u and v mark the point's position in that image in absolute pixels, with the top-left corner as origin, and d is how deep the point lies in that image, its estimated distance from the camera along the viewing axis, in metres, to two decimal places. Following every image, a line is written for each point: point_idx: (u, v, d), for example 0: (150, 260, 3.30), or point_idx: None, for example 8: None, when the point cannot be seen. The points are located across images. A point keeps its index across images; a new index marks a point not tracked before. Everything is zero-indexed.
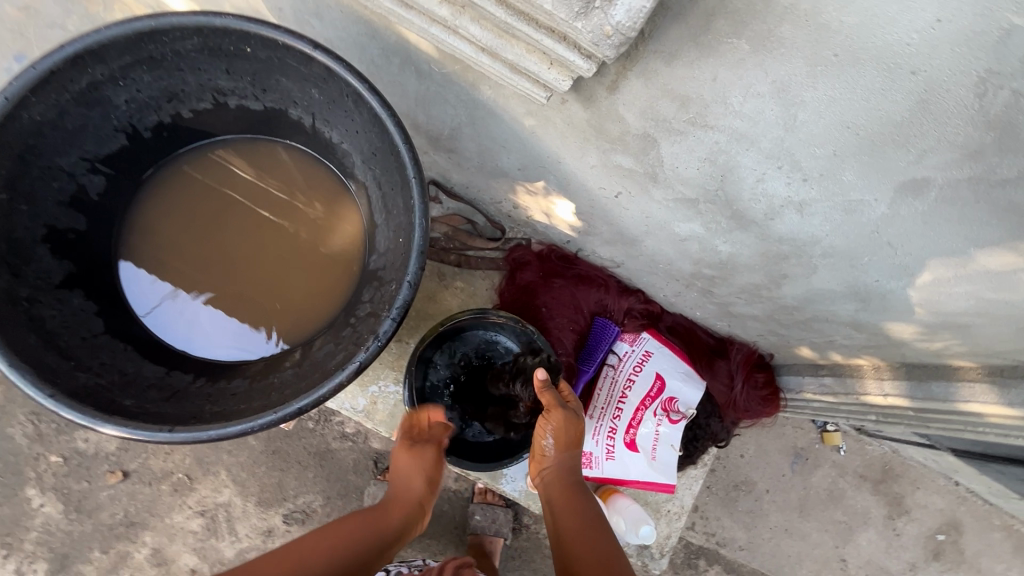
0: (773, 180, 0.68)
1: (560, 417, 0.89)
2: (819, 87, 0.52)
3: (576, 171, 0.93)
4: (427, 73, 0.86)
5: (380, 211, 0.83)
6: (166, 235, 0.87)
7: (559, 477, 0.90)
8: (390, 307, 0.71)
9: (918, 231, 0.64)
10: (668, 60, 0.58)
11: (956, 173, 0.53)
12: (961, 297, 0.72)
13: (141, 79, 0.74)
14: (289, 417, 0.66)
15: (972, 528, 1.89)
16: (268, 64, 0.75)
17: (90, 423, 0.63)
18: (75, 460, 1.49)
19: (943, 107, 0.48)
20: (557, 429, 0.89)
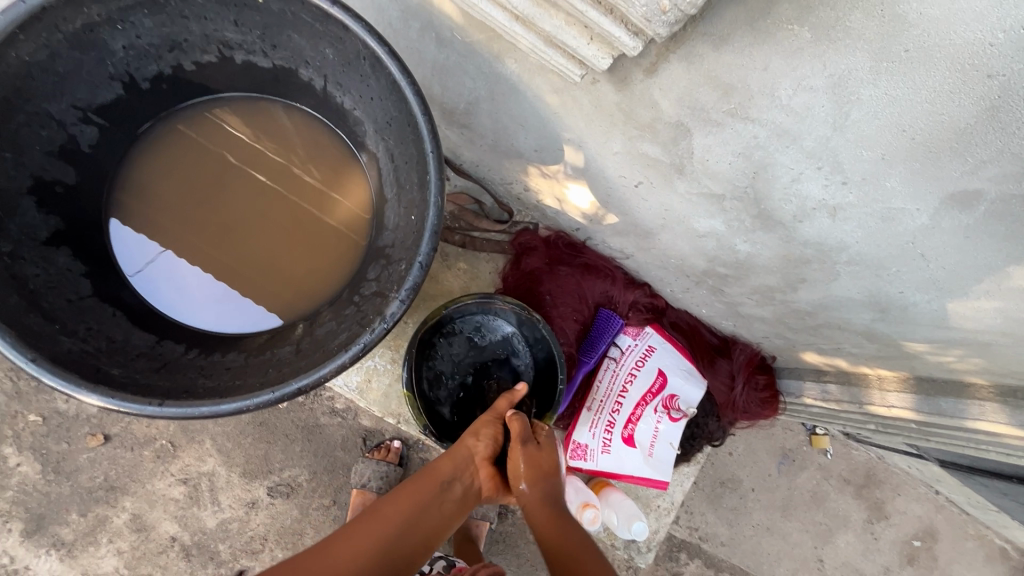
0: (810, 181, 0.65)
1: (523, 447, 0.90)
2: (880, 85, 0.49)
3: (596, 156, 0.89)
4: (448, 41, 0.81)
5: (390, 184, 0.79)
6: (162, 198, 0.83)
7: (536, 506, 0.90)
8: (399, 287, 0.67)
9: (957, 245, 0.61)
10: (717, 44, 0.54)
11: (1012, 187, 0.50)
12: (989, 315, 0.70)
13: (142, 24, 0.68)
14: (287, 398, 0.63)
15: (946, 536, 1.93)
16: (280, 17, 0.69)
17: (74, 393, 0.59)
18: (54, 421, 1.45)
19: (1015, 117, 0.45)
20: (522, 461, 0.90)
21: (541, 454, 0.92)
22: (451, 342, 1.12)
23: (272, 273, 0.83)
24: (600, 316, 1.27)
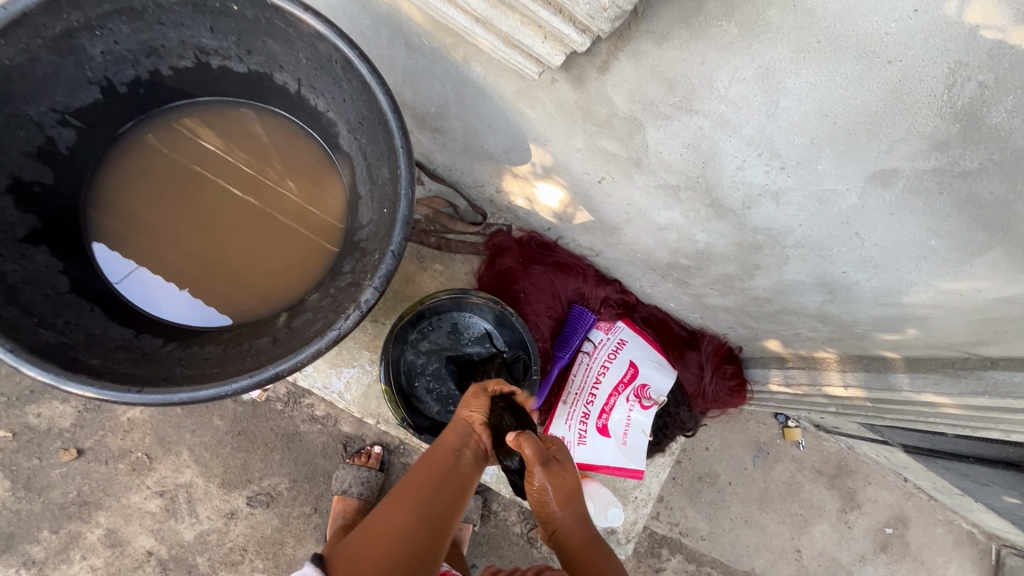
0: (752, 168, 0.71)
1: (543, 472, 0.82)
2: (801, 73, 0.55)
3: (561, 154, 0.94)
4: (417, 46, 0.86)
5: (364, 181, 0.83)
6: (135, 206, 0.86)
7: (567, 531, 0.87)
8: (372, 276, 0.71)
9: (886, 222, 0.67)
10: (659, 41, 0.60)
11: (922, 163, 0.56)
12: (922, 289, 0.76)
13: (120, 30, 0.71)
14: (265, 382, 0.65)
15: (916, 523, 2.00)
16: (255, 24, 0.73)
17: (54, 381, 0.60)
18: (26, 436, 1.43)
19: (915, 98, 0.51)
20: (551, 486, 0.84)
21: (563, 473, 0.85)
22: (429, 340, 1.14)
23: (250, 271, 0.86)
24: (574, 312, 1.32)
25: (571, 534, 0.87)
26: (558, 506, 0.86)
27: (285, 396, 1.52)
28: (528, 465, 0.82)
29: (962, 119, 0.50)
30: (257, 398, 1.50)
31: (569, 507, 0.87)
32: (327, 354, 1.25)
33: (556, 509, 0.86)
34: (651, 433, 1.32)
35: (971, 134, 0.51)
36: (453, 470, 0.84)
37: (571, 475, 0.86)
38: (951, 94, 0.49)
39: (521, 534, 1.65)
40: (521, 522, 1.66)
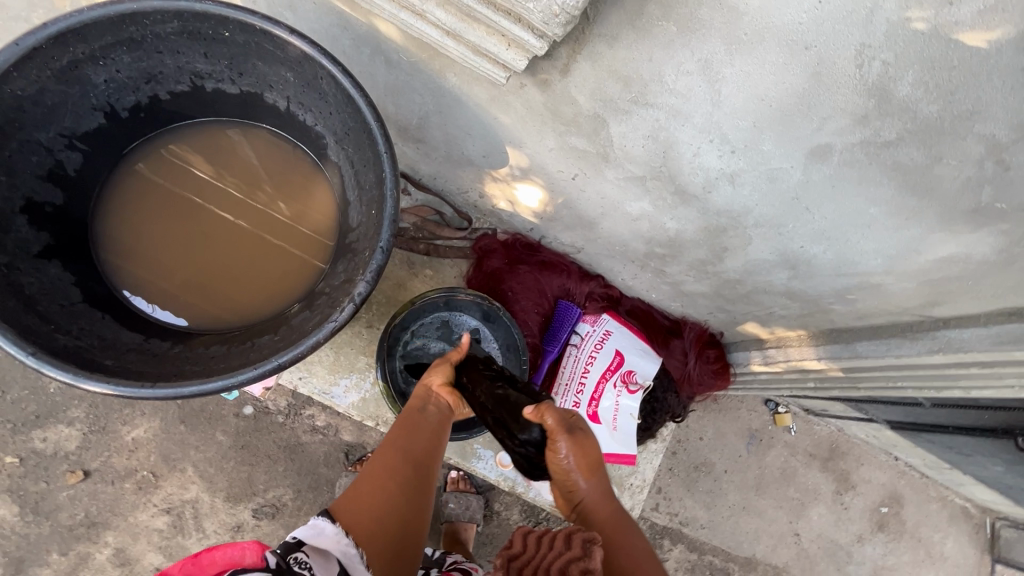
0: (707, 154, 0.78)
1: (569, 441, 0.76)
2: (735, 64, 0.62)
3: (536, 155, 1.01)
4: (396, 62, 0.93)
5: (352, 188, 0.89)
6: (134, 225, 0.90)
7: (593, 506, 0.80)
8: (364, 270, 0.76)
9: (830, 196, 0.74)
10: (610, 42, 0.67)
11: (850, 137, 0.63)
12: (872, 257, 0.82)
13: (122, 59, 0.78)
14: (269, 373, 0.70)
15: (911, 500, 2.04)
16: (245, 48, 0.80)
17: (73, 380, 0.65)
18: (32, 461, 1.46)
19: (833, 79, 0.58)
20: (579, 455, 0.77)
21: (588, 441, 0.78)
22: (421, 339, 1.20)
23: (248, 278, 0.91)
24: (560, 306, 1.38)
25: (596, 510, 0.80)
26: (583, 479, 0.79)
27: (286, 408, 1.56)
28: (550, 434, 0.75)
29: (875, 95, 0.57)
30: (259, 411, 1.54)
31: (593, 478, 0.80)
32: (325, 360, 1.30)
33: (580, 480, 0.79)
34: (641, 419, 1.37)
35: (884, 107, 0.58)
36: (427, 428, 0.87)
37: (594, 446, 0.79)
38: (862, 73, 0.56)
39: None
40: (523, 520, 1.69)
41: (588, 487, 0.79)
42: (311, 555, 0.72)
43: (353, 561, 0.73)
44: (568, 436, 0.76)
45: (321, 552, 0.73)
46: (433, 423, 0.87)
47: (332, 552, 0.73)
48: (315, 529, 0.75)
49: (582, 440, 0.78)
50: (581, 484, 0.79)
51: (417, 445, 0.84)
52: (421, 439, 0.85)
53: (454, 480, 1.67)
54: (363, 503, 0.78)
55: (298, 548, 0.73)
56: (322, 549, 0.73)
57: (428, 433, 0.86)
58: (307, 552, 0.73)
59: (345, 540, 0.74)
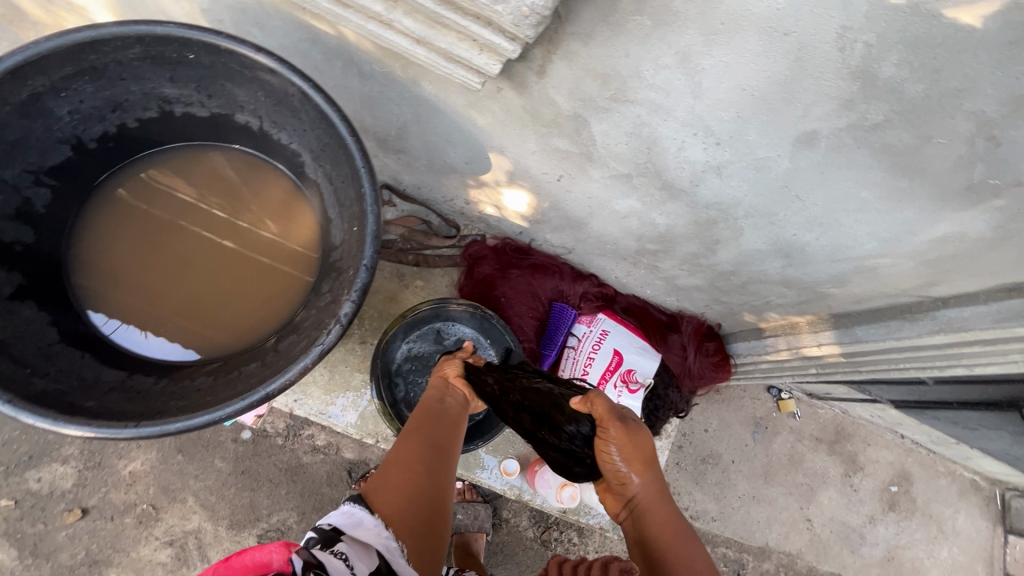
0: (692, 147, 0.76)
1: (620, 429, 0.79)
2: (714, 54, 0.60)
3: (519, 158, 0.99)
4: (369, 73, 0.91)
5: (332, 205, 0.86)
6: (113, 257, 0.88)
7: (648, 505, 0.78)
8: (349, 290, 0.74)
9: (820, 182, 0.72)
10: (586, 40, 0.65)
11: (836, 122, 0.62)
12: (867, 241, 0.81)
13: (84, 89, 0.75)
14: (257, 403, 0.68)
15: (920, 478, 2.03)
16: (212, 69, 0.78)
17: (52, 426, 0.63)
18: (28, 502, 1.43)
19: (815, 64, 0.56)
20: (627, 445, 0.78)
21: (639, 433, 0.80)
22: (416, 354, 1.18)
23: (232, 304, 0.89)
24: (555, 309, 1.36)
25: (651, 509, 0.78)
26: (636, 475, 0.78)
27: (284, 430, 1.54)
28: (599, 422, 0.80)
29: (860, 77, 0.56)
30: (257, 434, 1.51)
31: (645, 474, 0.79)
32: (320, 380, 1.28)
33: (632, 474, 0.78)
34: (643, 417, 1.35)
35: (870, 89, 0.56)
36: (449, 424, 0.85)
37: (648, 440, 0.80)
38: (844, 55, 0.54)
39: (535, 538, 1.66)
40: (533, 526, 1.67)
41: (639, 483, 0.79)
42: (349, 546, 0.66)
43: (395, 555, 0.67)
44: (620, 424, 0.79)
45: (362, 544, 0.66)
46: (453, 417, 0.86)
47: (375, 546, 0.66)
48: (353, 518, 0.69)
49: (632, 430, 0.79)
50: (630, 476, 0.78)
51: (442, 436, 0.82)
52: (446, 430, 0.83)
53: (460, 490, 1.65)
54: (394, 494, 0.73)
55: (337, 539, 0.67)
56: (363, 541, 0.67)
57: (450, 426, 0.84)
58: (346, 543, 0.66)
59: (387, 534, 0.68)
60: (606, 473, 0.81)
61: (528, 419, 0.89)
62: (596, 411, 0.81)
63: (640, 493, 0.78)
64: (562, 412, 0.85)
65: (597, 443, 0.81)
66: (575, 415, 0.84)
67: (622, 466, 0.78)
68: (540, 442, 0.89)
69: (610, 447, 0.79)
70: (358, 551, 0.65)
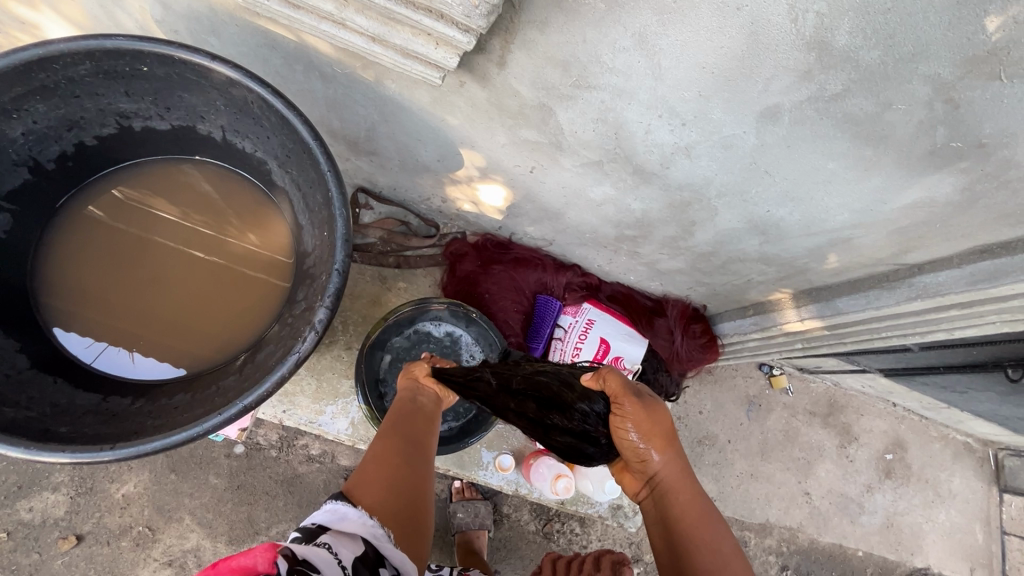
0: (659, 130, 0.76)
1: (636, 405, 0.77)
2: (670, 33, 0.59)
3: (489, 152, 0.98)
4: (331, 76, 0.90)
5: (302, 211, 0.85)
6: (81, 278, 0.86)
7: (670, 485, 0.76)
8: (323, 297, 0.73)
9: (787, 156, 0.72)
10: (542, 28, 0.65)
11: (797, 95, 0.62)
12: (840, 212, 0.81)
13: (37, 109, 0.73)
14: (236, 417, 0.67)
15: (914, 444, 2.06)
16: (167, 81, 0.76)
17: (25, 454, 0.62)
18: (21, 533, 1.41)
19: (770, 37, 0.56)
20: (647, 422, 0.76)
21: (658, 410, 0.78)
22: (404, 358, 1.18)
23: (207, 318, 0.87)
24: (539, 302, 1.35)
25: (674, 487, 0.76)
26: (656, 451, 0.77)
27: (277, 442, 1.53)
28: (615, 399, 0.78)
29: (815, 48, 0.55)
30: (250, 448, 1.50)
31: (667, 452, 0.77)
32: (308, 390, 1.26)
33: (653, 453, 0.76)
34: None
35: (826, 60, 0.56)
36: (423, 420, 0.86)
37: (665, 415, 0.79)
38: (798, 27, 0.54)
39: (537, 531, 1.67)
40: (534, 520, 1.67)
41: (660, 462, 0.77)
42: (334, 538, 0.65)
43: (383, 541, 0.68)
44: (636, 401, 0.77)
45: (347, 536, 0.66)
46: (426, 415, 0.87)
47: (361, 534, 0.67)
48: (337, 514, 0.69)
49: (651, 407, 0.77)
50: (651, 456, 0.76)
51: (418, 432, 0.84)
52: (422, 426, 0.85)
53: (459, 489, 1.65)
54: (375, 487, 0.74)
55: (321, 533, 0.66)
56: (349, 533, 0.67)
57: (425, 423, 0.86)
58: (330, 535, 0.66)
59: (373, 523, 0.69)
60: (624, 453, 0.79)
61: (533, 405, 0.84)
62: (610, 387, 0.79)
63: (660, 471, 0.77)
64: (572, 393, 0.82)
65: (614, 422, 0.78)
66: (587, 394, 0.81)
67: (642, 444, 0.76)
68: (546, 429, 0.84)
69: (626, 424, 0.77)
70: (343, 540, 0.65)
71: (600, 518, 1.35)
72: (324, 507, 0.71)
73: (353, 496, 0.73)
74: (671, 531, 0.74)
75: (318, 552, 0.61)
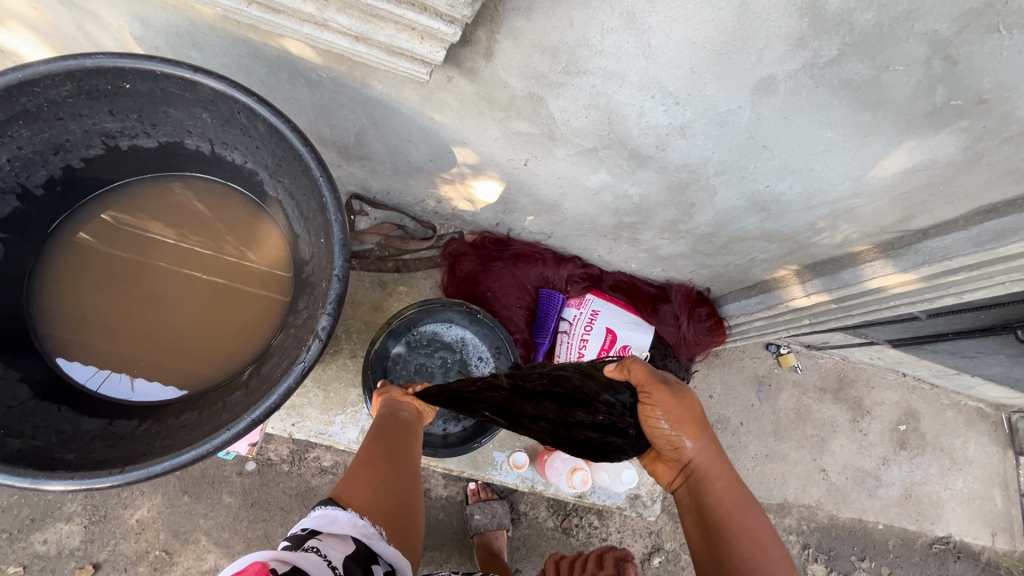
0: (652, 111, 0.75)
1: (664, 392, 0.75)
2: (657, 10, 0.58)
3: (482, 148, 0.97)
4: (317, 81, 0.89)
5: (297, 219, 0.84)
6: (78, 303, 0.85)
7: (705, 471, 0.75)
8: (324, 304, 0.72)
9: (783, 129, 0.71)
10: (527, 14, 0.64)
11: (791, 64, 0.61)
12: (840, 182, 0.80)
13: (21, 134, 0.72)
14: (245, 431, 0.66)
15: (926, 413, 2.05)
16: (151, 97, 0.75)
17: (34, 483, 0.61)
18: (37, 565, 1.40)
19: (760, 5, 0.55)
20: (678, 409, 0.75)
21: (688, 395, 0.76)
22: (411, 363, 1.16)
23: (209, 335, 0.86)
24: (543, 296, 1.34)
25: (710, 473, 0.75)
26: (688, 438, 0.76)
27: (289, 456, 1.52)
28: (641, 387, 0.77)
29: (807, 14, 0.54)
30: (262, 464, 1.49)
31: (699, 439, 0.76)
32: (315, 401, 1.25)
33: (685, 440, 0.75)
34: None
35: (819, 25, 0.55)
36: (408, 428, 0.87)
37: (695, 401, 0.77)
38: None
39: (556, 527, 1.66)
40: (552, 516, 1.66)
41: (693, 449, 0.76)
42: (324, 540, 0.65)
43: (373, 540, 0.68)
44: (664, 387, 0.75)
45: (337, 537, 0.66)
46: (410, 422, 0.88)
47: (351, 535, 0.67)
48: (326, 519, 0.68)
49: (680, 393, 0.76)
50: (682, 442, 0.76)
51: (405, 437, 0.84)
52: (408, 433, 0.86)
53: (475, 490, 1.63)
54: (363, 492, 0.74)
55: (310, 538, 0.66)
56: (339, 534, 0.66)
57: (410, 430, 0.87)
58: (320, 538, 0.65)
59: (363, 523, 0.69)
60: (656, 442, 0.78)
61: (554, 406, 0.83)
62: (635, 375, 0.78)
63: (695, 457, 0.76)
64: (595, 384, 0.81)
65: (643, 411, 0.77)
66: (611, 385, 0.80)
67: (674, 431, 0.75)
68: (569, 429, 0.82)
69: (656, 412, 0.76)
70: (332, 542, 0.65)
71: (618, 509, 1.34)
72: (314, 514, 0.71)
73: (341, 500, 0.73)
74: (707, 519, 0.73)
75: (309, 556, 0.60)
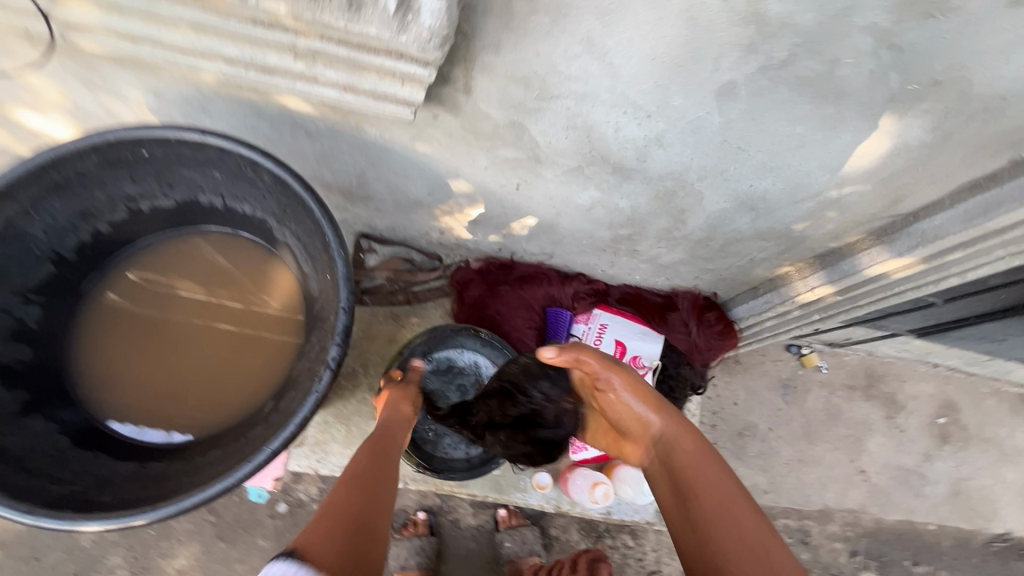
0: (627, 125, 0.79)
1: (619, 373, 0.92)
2: (614, 32, 0.63)
3: (476, 177, 1.03)
4: (316, 132, 0.96)
5: (305, 260, 0.89)
6: (110, 357, 0.91)
7: (674, 440, 0.84)
8: (332, 335, 0.76)
9: (754, 129, 0.74)
10: (496, 50, 0.69)
11: (747, 68, 0.64)
12: (820, 174, 0.82)
13: (55, 206, 0.80)
14: (265, 461, 0.70)
15: (965, 404, 1.99)
16: (167, 161, 0.82)
17: (72, 525, 0.65)
18: None
19: (708, 18, 0.58)
20: (634, 387, 0.90)
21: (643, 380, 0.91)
22: (427, 389, 1.20)
23: (230, 377, 0.91)
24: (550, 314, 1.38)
25: (680, 441, 0.83)
26: (653, 411, 0.88)
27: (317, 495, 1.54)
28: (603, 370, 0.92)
29: (752, 22, 0.58)
30: (292, 505, 1.51)
31: (663, 412, 0.88)
32: (338, 436, 1.28)
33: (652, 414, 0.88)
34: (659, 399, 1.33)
35: (765, 30, 0.58)
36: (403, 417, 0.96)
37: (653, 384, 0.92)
38: (730, 5, 0.56)
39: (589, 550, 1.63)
40: (584, 538, 1.64)
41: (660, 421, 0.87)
42: None
43: None
44: (619, 368, 0.93)
45: None
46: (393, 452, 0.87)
47: None
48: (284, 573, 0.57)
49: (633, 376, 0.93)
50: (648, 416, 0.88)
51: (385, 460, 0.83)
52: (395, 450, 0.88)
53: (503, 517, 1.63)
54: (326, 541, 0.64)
55: None
56: None
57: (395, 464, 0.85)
58: None
59: None
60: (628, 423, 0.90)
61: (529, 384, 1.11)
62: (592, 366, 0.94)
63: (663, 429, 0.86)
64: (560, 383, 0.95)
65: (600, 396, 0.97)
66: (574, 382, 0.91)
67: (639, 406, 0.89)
68: None
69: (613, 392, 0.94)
70: None
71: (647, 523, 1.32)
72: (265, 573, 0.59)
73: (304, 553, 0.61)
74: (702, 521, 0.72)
75: None
